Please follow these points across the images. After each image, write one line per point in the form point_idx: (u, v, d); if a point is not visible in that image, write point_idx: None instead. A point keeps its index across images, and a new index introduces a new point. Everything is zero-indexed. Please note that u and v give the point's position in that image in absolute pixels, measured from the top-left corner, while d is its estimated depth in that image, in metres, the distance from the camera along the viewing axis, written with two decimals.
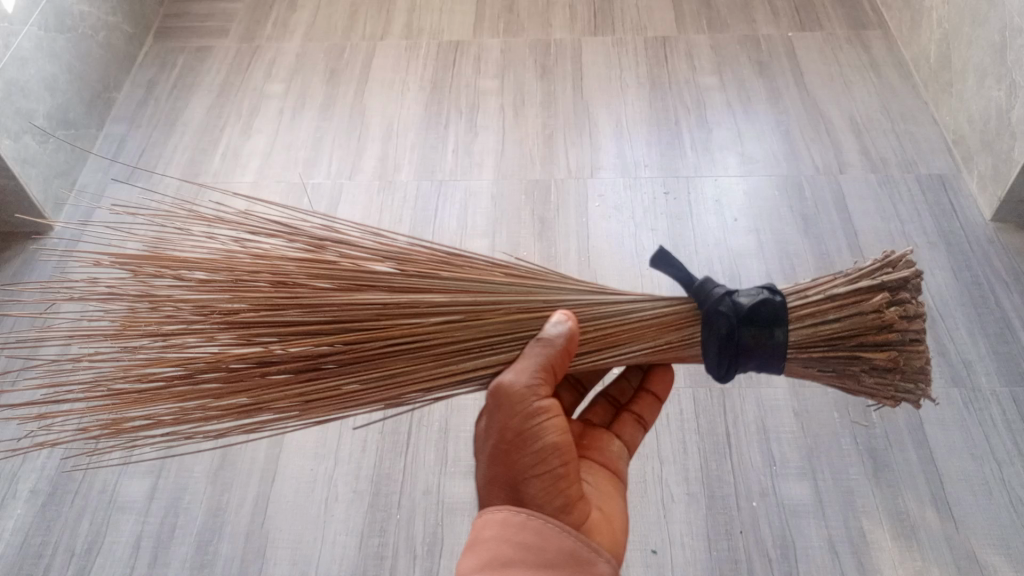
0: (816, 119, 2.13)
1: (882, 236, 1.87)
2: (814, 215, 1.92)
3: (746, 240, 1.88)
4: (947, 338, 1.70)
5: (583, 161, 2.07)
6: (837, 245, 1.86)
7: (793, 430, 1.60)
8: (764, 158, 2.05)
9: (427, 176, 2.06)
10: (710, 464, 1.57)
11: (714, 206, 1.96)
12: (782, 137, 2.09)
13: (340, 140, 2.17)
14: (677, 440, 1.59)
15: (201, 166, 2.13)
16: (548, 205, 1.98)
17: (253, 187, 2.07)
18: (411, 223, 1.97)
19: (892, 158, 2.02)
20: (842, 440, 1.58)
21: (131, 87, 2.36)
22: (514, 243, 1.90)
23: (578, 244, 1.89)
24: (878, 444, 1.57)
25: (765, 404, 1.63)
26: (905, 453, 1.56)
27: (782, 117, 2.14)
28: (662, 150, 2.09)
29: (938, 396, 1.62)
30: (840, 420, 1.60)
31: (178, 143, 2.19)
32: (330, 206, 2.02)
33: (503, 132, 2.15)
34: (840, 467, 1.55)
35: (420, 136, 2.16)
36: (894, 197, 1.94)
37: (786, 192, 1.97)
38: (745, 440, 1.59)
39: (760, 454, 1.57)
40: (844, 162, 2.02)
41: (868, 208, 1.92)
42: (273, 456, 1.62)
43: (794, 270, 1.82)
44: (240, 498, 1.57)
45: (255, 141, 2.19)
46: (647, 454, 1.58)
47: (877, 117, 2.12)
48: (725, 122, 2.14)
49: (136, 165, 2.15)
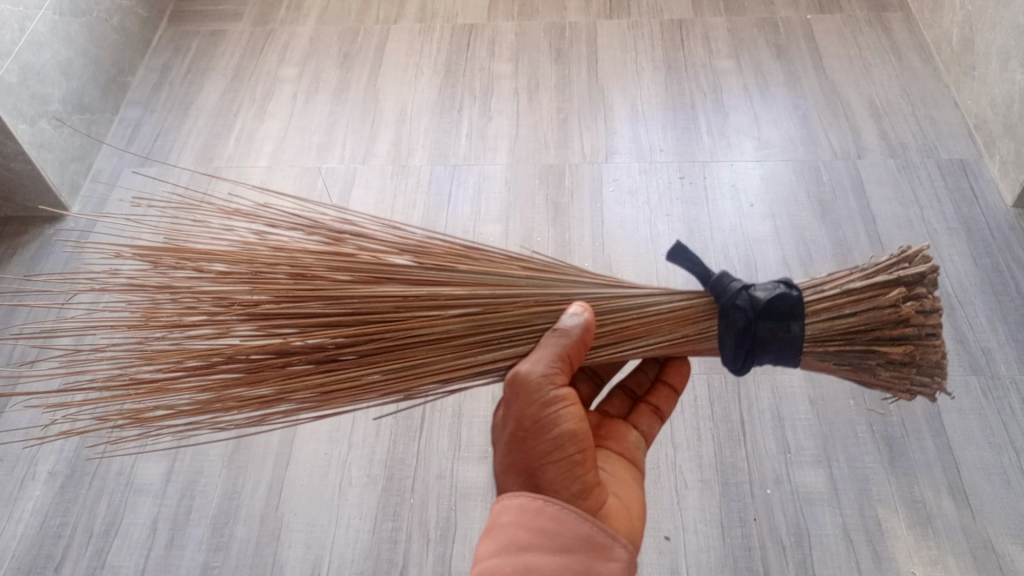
0: (836, 105, 2.10)
1: (901, 222, 1.85)
2: (833, 203, 1.90)
3: (763, 226, 1.86)
4: (966, 326, 1.68)
5: (598, 146, 2.06)
6: (857, 233, 1.83)
7: (809, 417, 1.59)
8: (784, 146, 2.02)
9: (441, 160, 2.06)
10: (725, 451, 1.56)
11: (730, 193, 1.94)
12: (801, 124, 2.07)
13: (354, 125, 2.16)
14: (692, 427, 1.59)
15: (216, 151, 2.14)
16: (562, 190, 1.96)
17: (267, 172, 2.08)
18: (424, 209, 1.96)
19: (911, 144, 1.99)
20: (859, 428, 1.57)
21: (145, 72, 2.36)
22: (529, 230, 1.89)
23: (592, 230, 1.88)
24: (894, 432, 1.56)
25: (780, 392, 1.62)
26: (923, 442, 1.54)
27: (801, 104, 2.11)
28: (679, 137, 2.07)
29: (956, 385, 1.61)
30: (856, 408, 1.59)
31: (192, 127, 2.20)
32: (344, 191, 2.02)
33: (517, 115, 2.14)
34: (857, 457, 1.54)
35: (433, 120, 2.15)
36: (914, 182, 1.92)
37: (803, 180, 1.95)
38: (760, 428, 1.58)
39: (775, 442, 1.57)
40: (866, 150, 1.99)
41: (887, 193, 1.90)
42: (287, 442, 1.63)
43: (811, 256, 1.80)
44: (254, 482, 1.58)
45: (269, 125, 2.18)
46: (661, 441, 1.57)
47: (897, 100, 2.09)
48: (744, 108, 2.11)
49: (151, 150, 2.16)
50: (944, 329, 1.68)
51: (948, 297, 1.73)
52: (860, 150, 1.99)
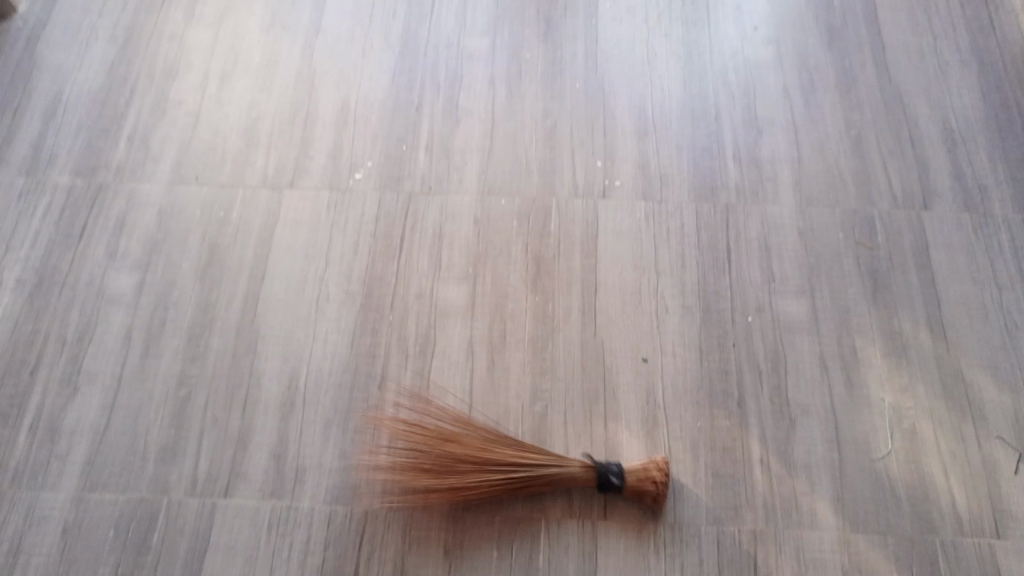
0: (868, 101, 1.79)
1: (934, 283, 1.59)
2: (857, 237, 1.64)
3: (776, 276, 1.59)
4: (998, 424, 1.47)
5: (587, 155, 1.72)
6: (881, 280, 1.59)
7: (810, 526, 1.39)
8: (805, 152, 1.73)
9: (398, 165, 1.71)
10: (712, 563, 1.37)
11: (740, 213, 1.66)
12: (827, 123, 1.76)
13: (295, 108, 1.78)
14: (676, 533, 1.39)
15: (123, 126, 1.76)
16: (543, 216, 1.65)
17: (185, 163, 1.71)
18: (375, 231, 1.64)
19: (950, 159, 1.72)
20: (864, 544, 1.38)
21: (35, 8, 1.92)
22: (500, 269, 1.60)
23: (576, 272, 1.60)
24: (904, 553, 1.37)
25: (781, 492, 1.42)
26: (935, 566, 1.36)
27: (828, 96, 1.80)
28: (685, 130, 1.75)
29: (980, 498, 1.41)
30: (864, 518, 1.40)
31: (94, 91, 1.80)
32: (279, 199, 1.67)
33: (492, 107, 1.78)
34: (862, 569, 1.37)
35: (391, 109, 1.78)
36: (954, 231, 1.64)
37: (825, 200, 1.67)
38: (754, 538, 1.39)
39: (770, 556, 1.37)
40: (898, 167, 1.71)
41: (921, 244, 1.63)
42: (205, 529, 1.39)
43: (829, 321, 1.55)
44: (168, 571, 1.37)
45: (189, 97, 1.80)
46: (640, 550, 1.38)
47: (943, 120, 1.77)
48: (763, 96, 1.79)
49: (41, 116, 1.77)
50: (974, 428, 1.47)
51: (977, 367, 1.52)
52: (892, 165, 1.71)
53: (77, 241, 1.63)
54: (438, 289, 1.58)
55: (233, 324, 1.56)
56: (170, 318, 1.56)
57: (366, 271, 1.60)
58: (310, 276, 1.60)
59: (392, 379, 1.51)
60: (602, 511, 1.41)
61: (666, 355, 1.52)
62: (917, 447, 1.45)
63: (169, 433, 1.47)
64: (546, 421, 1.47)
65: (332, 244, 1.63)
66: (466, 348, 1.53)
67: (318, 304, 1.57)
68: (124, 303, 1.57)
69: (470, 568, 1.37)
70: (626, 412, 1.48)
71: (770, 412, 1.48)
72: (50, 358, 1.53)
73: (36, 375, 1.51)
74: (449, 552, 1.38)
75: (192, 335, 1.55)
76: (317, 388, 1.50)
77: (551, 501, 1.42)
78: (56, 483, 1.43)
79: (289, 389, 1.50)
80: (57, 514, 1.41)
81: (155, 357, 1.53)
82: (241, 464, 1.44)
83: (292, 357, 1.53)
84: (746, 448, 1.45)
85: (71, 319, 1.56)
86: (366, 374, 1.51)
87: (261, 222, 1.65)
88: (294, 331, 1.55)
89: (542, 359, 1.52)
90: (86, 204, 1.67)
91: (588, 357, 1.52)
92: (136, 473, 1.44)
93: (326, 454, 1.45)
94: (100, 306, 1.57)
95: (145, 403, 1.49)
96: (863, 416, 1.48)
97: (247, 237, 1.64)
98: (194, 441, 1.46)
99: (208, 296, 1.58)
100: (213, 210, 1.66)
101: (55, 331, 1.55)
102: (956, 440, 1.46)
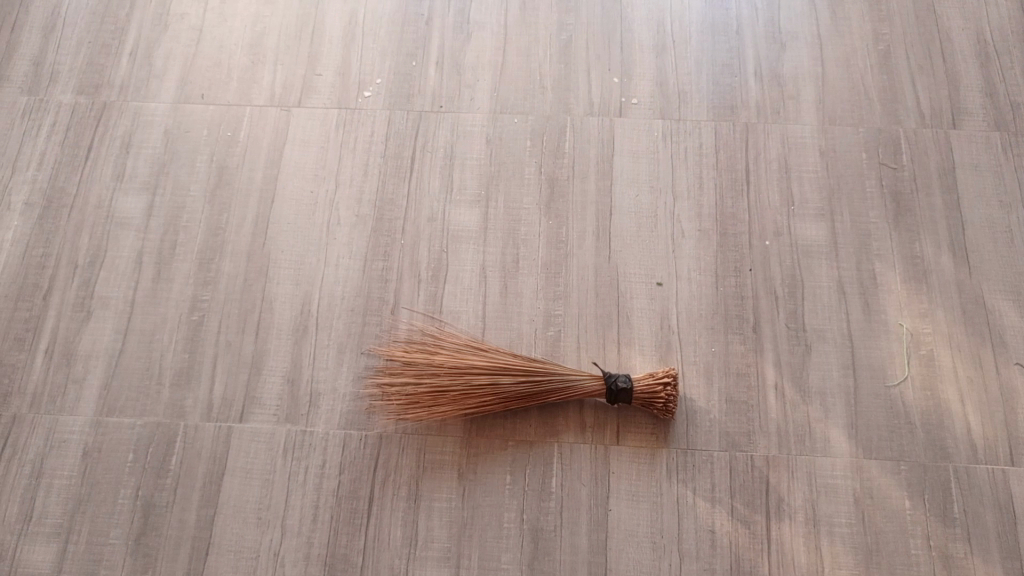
0: (898, 16, 1.72)
1: (958, 204, 1.55)
2: (880, 159, 1.59)
3: (792, 195, 1.56)
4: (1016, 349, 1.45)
5: (601, 69, 1.67)
6: (904, 204, 1.55)
7: (822, 448, 1.40)
8: (830, 69, 1.67)
9: (408, 81, 1.67)
10: (723, 484, 1.38)
11: (760, 133, 1.61)
12: (853, 38, 1.70)
13: (300, 22, 1.74)
14: (689, 453, 1.40)
15: (126, 43, 1.72)
16: (556, 133, 1.62)
17: (191, 81, 1.68)
18: (384, 150, 1.61)
19: (980, 77, 1.66)
20: (876, 467, 1.38)
21: None
22: (513, 186, 1.58)
23: (589, 191, 1.57)
24: (915, 475, 1.38)
25: (793, 414, 1.42)
26: (944, 488, 1.37)
27: (854, 10, 1.73)
28: (705, 45, 1.69)
29: (993, 421, 1.41)
30: (877, 441, 1.40)
31: (95, 7, 1.75)
32: (288, 115, 1.65)
33: (504, 21, 1.72)
34: (874, 494, 1.37)
35: (399, 24, 1.72)
36: (979, 150, 1.60)
37: (849, 121, 1.62)
38: (765, 460, 1.39)
39: (781, 477, 1.38)
40: (926, 85, 1.65)
41: (945, 163, 1.59)
42: (223, 446, 1.41)
43: (846, 240, 1.53)
44: (186, 492, 1.39)
45: (193, 11, 1.75)
46: (652, 470, 1.39)
47: (973, 33, 1.70)
48: (787, 9, 1.72)
49: (43, 34, 1.73)
50: (990, 350, 1.45)
51: (1000, 293, 1.49)
52: (920, 83, 1.65)
53: (85, 163, 1.61)
54: (450, 212, 1.56)
55: (244, 247, 1.54)
56: (181, 241, 1.55)
57: (377, 193, 1.58)
58: (320, 197, 1.57)
59: (404, 303, 1.50)
60: (615, 435, 1.41)
61: (681, 280, 1.50)
62: (934, 374, 1.44)
63: (182, 357, 1.47)
64: (560, 345, 1.46)
65: (342, 165, 1.60)
66: (479, 272, 1.51)
67: (330, 226, 1.55)
68: (134, 227, 1.56)
69: (483, 491, 1.38)
70: (640, 337, 1.46)
71: (786, 338, 1.46)
72: (62, 282, 1.52)
73: (48, 298, 1.51)
74: (463, 475, 1.39)
75: (203, 259, 1.53)
76: (330, 312, 1.49)
77: (563, 425, 1.42)
78: (73, 405, 1.44)
79: (301, 313, 1.49)
80: (76, 436, 1.42)
81: (167, 280, 1.52)
82: (255, 387, 1.45)
83: (303, 280, 1.52)
84: (761, 373, 1.44)
85: (81, 243, 1.55)
86: (378, 297, 1.50)
87: (269, 142, 1.62)
88: (306, 254, 1.53)
89: (556, 284, 1.50)
90: (91, 127, 1.64)
91: (602, 282, 1.50)
92: (152, 396, 1.44)
93: (339, 378, 1.45)
94: (111, 230, 1.56)
95: (158, 326, 1.49)
96: (880, 342, 1.46)
97: (256, 158, 1.61)
98: (207, 364, 1.46)
99: (218, 219, 1.56)
100: (221, 130, 1.63)
101: (66, 254, 1.54)
102: (974, 367, 1.44)
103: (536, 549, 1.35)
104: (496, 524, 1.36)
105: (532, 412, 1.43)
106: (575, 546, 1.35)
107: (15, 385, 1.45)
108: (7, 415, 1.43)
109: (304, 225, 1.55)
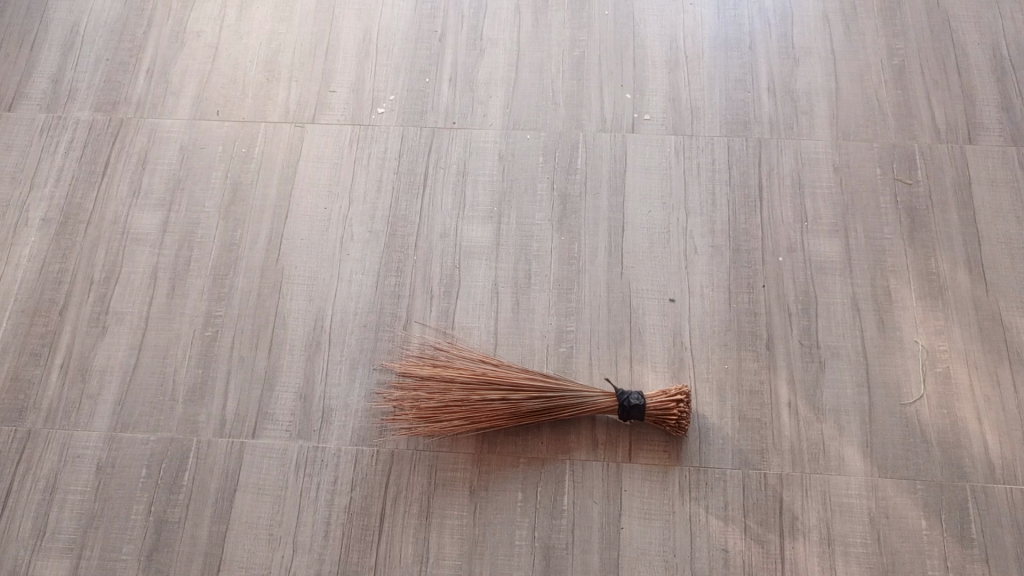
0: (913, 30, 1.72)
1: (977, 222, 1.54)
2: (894, 174, 1.58)
3: (809, 215, 1.55)
4: None
5: (615, 89, 1.67)
6: (919, 220, 1.54)
7: (839, 470, 1.38)
8: (844, 85, 1.66)
9: (421, 98, 1.68)
10: (737, 507, 1.36)
11: (774, 148, 1.61)
12: (867, 54, 1.70)
13: (316, 40, 1.75)
14: (703, 476, 1.38)
15: (143, 63, 1.73)
16: (570, 151, 1.62)
17: (206, 100, 1.69)
18: (396, 168, 1.62)
19: (996, 91, 1.65)
20: (894, 489, 1.36)
21: None
22: (524, 207, 1.57)
23: (603, 211, 1.57)
24: (934, 498, 1.36)
25: (810, 437, 1.40)
26: (964, 510, 1.35)
27: (870, 25, 1.73)
28: (718, 60, 1.70)
29: (1014, 443, 1.39)
30: (894, 464, 1.38)
31: (112, 26, 1.77)
32: (301, 134, 1.65)
33: (519, 38, 1.73)
34: (889, 514, 1.35)
35: (413, 41, 1.74)
36: (998, 167, 1.59)
37: (863, 136, 1.62)
38: (781, 481, 1.37)
39: (797, 499, 1.36)
40: (942, 99, 1.65)
41: (964, 181, 1.58)
42: (234, 467, 1.41)
43: (862, 262, 1.51)
44: (198, 508, 1.39)
45: (208, 30, 1.77)
46: (666, 492, 1.37)
47: (991, 48, 1.70)
48: (801, 24, 1.73)
49: (61, 54, 1.75)
50: (1011, 371, 1.43)
51: (1017, 311, 1.47)
52: (935, 99, 1.65)
53: (101, 180, 1.63)
54: (463, 228, 1.56)
55: (258, 262, 1.55)
56: (195, 257, 1.56)
57: (390, 209, 1.58)
58: (333, 213, 1.58)
59: (416, 318, 1.50)
60: (627, 453, 1.40)
61: (694, 296, 1.50)
62: (951, 392, 1.43)
63: (196, 372, 1.47)
64: (572, 362, 1.46)
65: (355, 181, 1.61)
66: (491, 288, 1.51)
67: (343, 242, 1.56)
68: (150, 243, 1.57)
69: (494, 508, 1.38)
70: (653, 354, 1.46)
71: (800, 355, 1.45)
72: (78, 297, 1.53)
73: (64, 314, 1.52)
74: (474, 492, 1.39)
75: (217, 275, 1.54)
76: (342, 327, 1.50)
77: (576, 442, 1.41)
78: (88, 421, 1.45)
79: (314, 329, 1.50)
80: (90, 452, 1.43)
81: (181, 295, 1.53)
82: (267, 402, 1.45)
83: (316, 296, 1.52)
84: (774, 391, 1.43)
85: (98, 258, 1.56)
86: (390, 313, 1.50)
87: (283, 159, 1.63)
88: (319, 270, 1.54)
89: (568, 300, 1.50)
90: (109, 143, 1.66)
91: (614, 298, 1.50)
92: (165, 412, 1.45)
93: (351, 394, 1.45)
94: (126, 246, 1.57)
95: (172, 342, 1.50)
96: (895, 359, 1.45)
97: (270, 174, 1.62)
98: (220, 379, 1.47)
99: (232, 235, 1.57)
100: (235, 147, 1.65)
101: (82, 270, 1.55)
102: (991, 384, 1.43)
103: (548, 567, 1.34)
104: (508, 541, 1.35)
105: (544, 429, 1.43)
106: (586, 564, 1.34)
107: (31, 400, 1.46)
108: (23, 429, 1.44)
109: (317, 241, 1.56)
